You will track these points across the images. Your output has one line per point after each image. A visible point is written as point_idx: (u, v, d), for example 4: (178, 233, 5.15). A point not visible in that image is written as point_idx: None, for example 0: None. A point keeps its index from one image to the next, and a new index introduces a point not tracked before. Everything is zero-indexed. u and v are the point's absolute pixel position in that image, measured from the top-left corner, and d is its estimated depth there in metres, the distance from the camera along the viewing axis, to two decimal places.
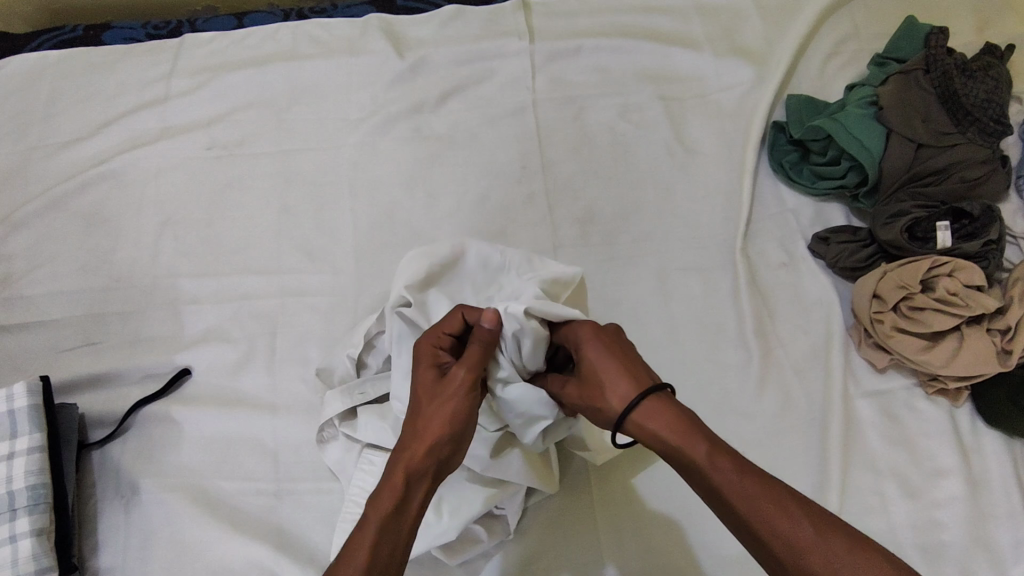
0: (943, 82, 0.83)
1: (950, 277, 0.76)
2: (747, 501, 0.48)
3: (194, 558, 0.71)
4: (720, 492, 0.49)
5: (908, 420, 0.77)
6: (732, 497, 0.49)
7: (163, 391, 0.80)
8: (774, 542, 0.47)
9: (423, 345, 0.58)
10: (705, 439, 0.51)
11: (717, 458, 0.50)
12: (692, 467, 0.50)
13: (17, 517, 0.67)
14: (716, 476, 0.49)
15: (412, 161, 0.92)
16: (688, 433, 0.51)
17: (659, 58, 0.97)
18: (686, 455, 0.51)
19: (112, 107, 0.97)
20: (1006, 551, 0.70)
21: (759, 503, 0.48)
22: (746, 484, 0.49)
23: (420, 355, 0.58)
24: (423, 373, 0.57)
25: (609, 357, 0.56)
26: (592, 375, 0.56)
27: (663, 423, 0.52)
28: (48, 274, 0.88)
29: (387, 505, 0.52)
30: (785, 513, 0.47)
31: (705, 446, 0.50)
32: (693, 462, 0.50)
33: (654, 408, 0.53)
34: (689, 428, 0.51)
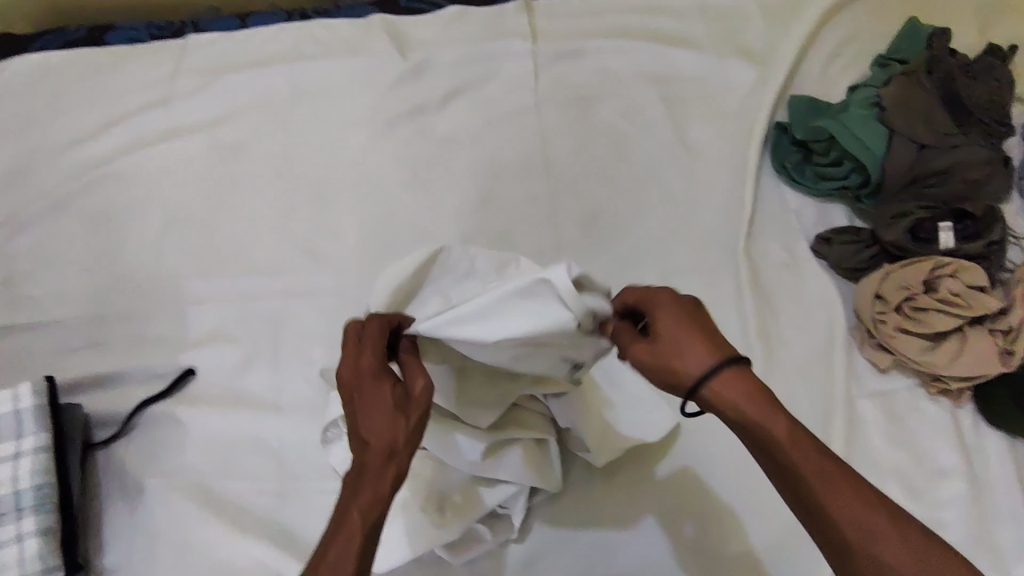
0: (945, 84, 0.84)
1: (952, 278, 0.76)
2: (823, 481, 0.49)
3: (198, 558, 0.72)
4: (795, 466, 0.50)
5: (910, 420, 0.77)
6: (807, 473, 0.50)
7: (168, 391, 0.80)
8: (846, 522, 0.48)
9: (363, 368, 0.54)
10: (786, 420, 0.52)
11: (799, 438, 0.51)
12: (771, 439, 0.51)
13: (24, 516, 0.68)
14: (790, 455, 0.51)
15: (415, 161, 0.92)
16: (771, 413, 0.52)
17: (662, 59, 0.98)
18: (768, 430, 0.51)
19: (116, 107, 0.97)
20: (1008, 551, 0.70)
21: (837, 484, 0.49)
22: (826, 466, 0.50)
23: (362, 377, 0.54)
24: (373, 390, 0.52)
25: (691, 326, 0.54)
26: (671, 340, 0.54)
27: (739, 395, 0.52)
28: (53, 274, 0.88)
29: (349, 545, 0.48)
30: (862, 495, 0.49)
31: (786, 426, 0.51)
32: (773, 437, 0.51)
33: (730, 383, 0.53)
34: (769, 406, 0.52)
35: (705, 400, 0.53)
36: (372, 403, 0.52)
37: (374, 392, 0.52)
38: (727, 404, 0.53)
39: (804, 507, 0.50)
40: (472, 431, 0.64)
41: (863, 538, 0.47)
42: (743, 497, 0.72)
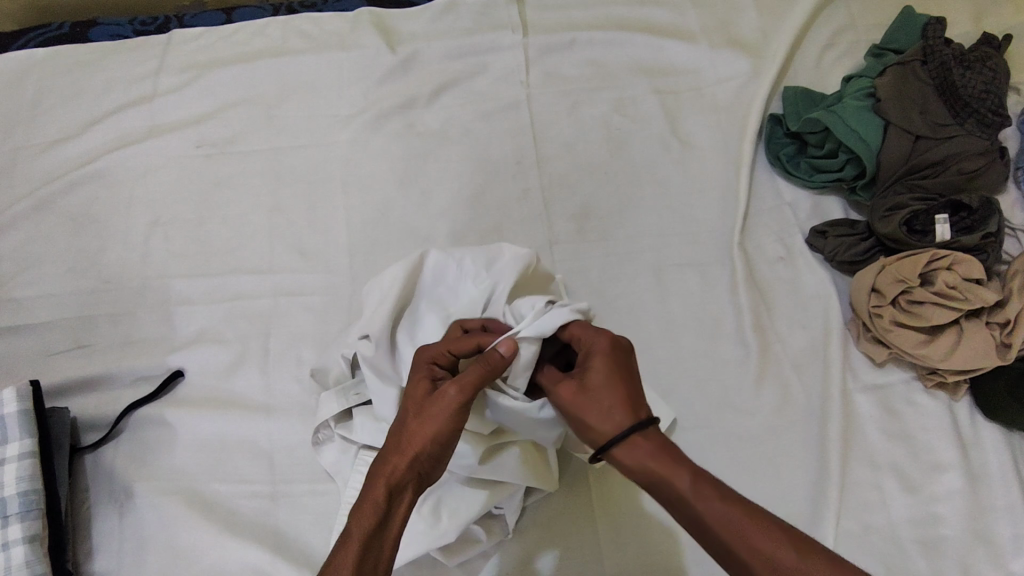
0: (940, 73, 0.82)
1: (949, 270, 0.75)
2: (733, 531, 0.48)
3: (189, 562, 0.71)
4: (704, 522, 0.48)
5: (907, 414, 0.76)
6: (714, 525, 0.48)
7: (156, 394, 0.79)
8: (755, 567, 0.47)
9: (420, 357, 0.57)
10: (689, 467, 0.50)
11: (700, 485, 0.49)
12: (679, 498, 0.49)
13: (9, 523, 0.67)
14: (705, 501, 0.49)
15: (405, 157, 0.90)
16: (670, 463, 0.50)
17: (655, 51, 0.96)
18: (673, 487, 0.50)
19: (99, 105, 0.95)
20: (1005, 545, 0.70)
21: (740, 539, 0.47)
22: (728, 511, 0.48)
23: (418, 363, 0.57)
24: (416, 385, 0.55)
25: (611, 383, 0.53)
26: (599, 386, 0.53)
27: (644, 453, 0.51)
28: (37, 276, 0.86)
29: (365, 524, 0.51)
30: (765, 533, 0.47)
31: (689, 476, 0.49)
32: (678, 495, 0.49)
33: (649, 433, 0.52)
34: (673, 459, 0.50)
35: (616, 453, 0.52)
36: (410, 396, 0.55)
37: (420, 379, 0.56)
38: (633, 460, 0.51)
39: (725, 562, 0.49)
40: (472, 435, 0.61)
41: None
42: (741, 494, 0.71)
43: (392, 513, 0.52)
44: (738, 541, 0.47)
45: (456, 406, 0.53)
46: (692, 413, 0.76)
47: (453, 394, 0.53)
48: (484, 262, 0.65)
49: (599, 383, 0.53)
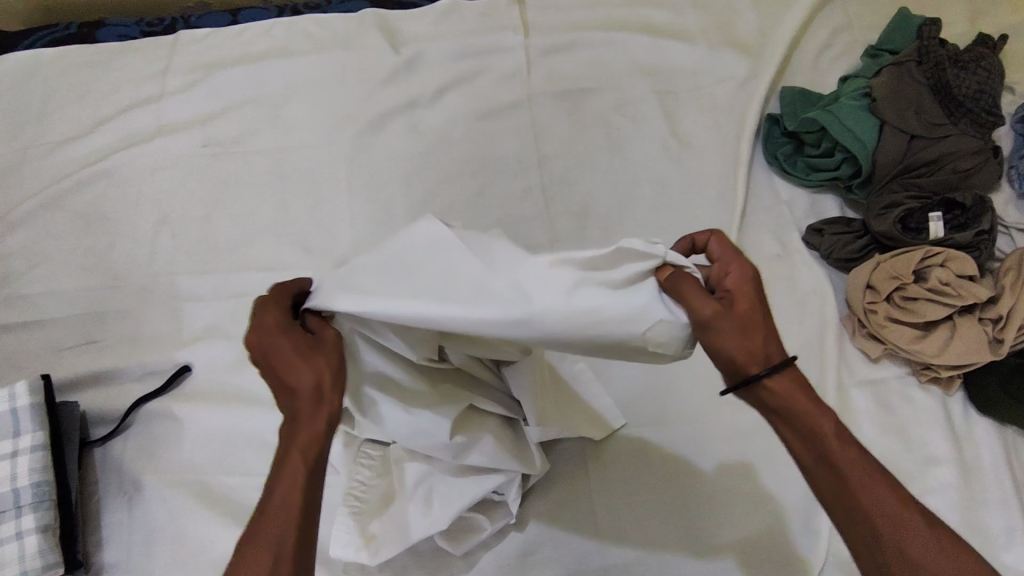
0: (935, 73, 0.84)
1: (942, 267, 0.77)
2: (865, 477, 0.49)
3: (197, 552, 0.72)
4: (840, 463, 0.49)
5: (901, 408, 0.78)
6: (847, 466, 0.49)
7: (164, 388, 0.81)
8: (872, 514, 0.48)
9: (254, 338, 0.52)
10: (832, 418, 0.50)
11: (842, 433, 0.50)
12: (818, 435, 0.50)
13: (22, 514, 0.68)
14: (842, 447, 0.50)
15: (409, 157, 0.92)
16: (816, 410, 0.50)
17: (655, 51, 0.98)
18: (814, 424, 0.50)
19: (107, 105, 0.97)
20: (997, 537, 0.71)
21: (874, 486, 0.48)
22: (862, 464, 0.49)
23: (264, 341, 0.53)
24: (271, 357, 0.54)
25: (756, 319, 0.51)
26: (745, 322, 0.50)
27: (794, 393, 0.50)
28: (46, 273, 0.88)
29: (301, 451, 0.50)
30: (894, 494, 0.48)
31: (833, 425, 0.50)
32: (818, 432, 0.50)
33: (787, 376, 0.51)
34: (816, 401, 0.51)
35: (756, 388, 0.51)
36: (289, 369, 0.51)
37: (283, 346, 0.52)
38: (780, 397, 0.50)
39: (841, 505, 0.49)
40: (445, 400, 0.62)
41: (895, 539, 0.47)
42: (739, 487, 0.73)
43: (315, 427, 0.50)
44: (865, 489, 0.49)
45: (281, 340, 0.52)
46: (692, 406, 0.77)
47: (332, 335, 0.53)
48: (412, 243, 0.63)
49: (745, 314, 0.51)
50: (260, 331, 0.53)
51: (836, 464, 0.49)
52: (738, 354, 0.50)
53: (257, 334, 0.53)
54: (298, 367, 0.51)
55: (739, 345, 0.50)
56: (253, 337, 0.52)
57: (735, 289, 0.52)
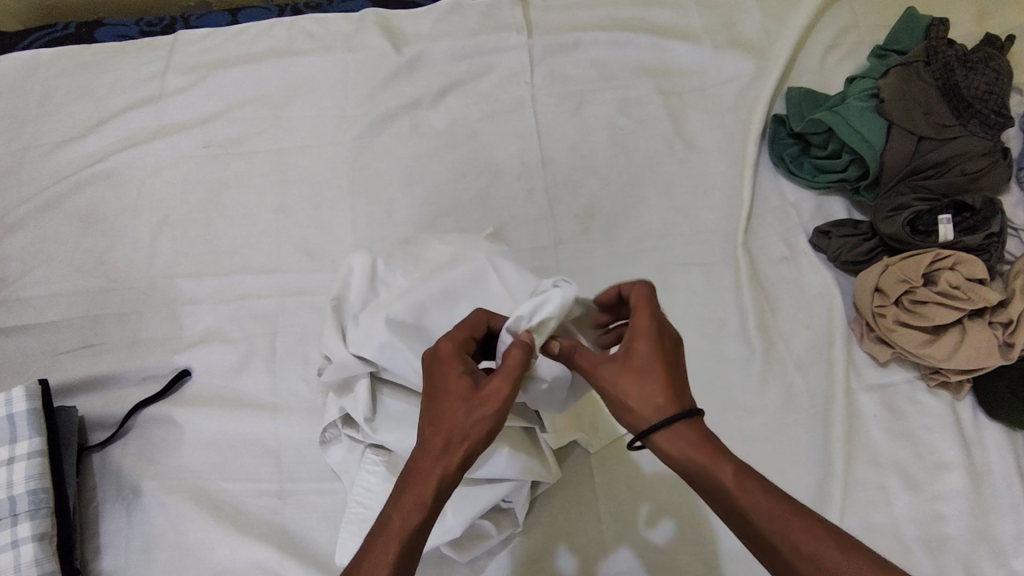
0: (944, 74, 0.82)
1: (952, 270, 0.76)
2: (773, 520, 0.49)
3: (196, 559, 0.71)
4: (747, 511, 0.50)
5: (910, 412, 0.77)
6: (755, 514, 0.49)
7: (163, 392, 0.80)
8: (794, 563, 0.48)
9: (449, 351, 0.55)
10: (731, 464, 0.51)
11: (744, 480, 0.50)
12: (721, 486, 0.51)
13: (19, 521, 0.67)
14: (752, 495, 0.50)
15: (411, 158, 0.91)
16: (713, 458, 0.51)
17: (659, 51, 0.97)
18: (715, 475, 0.51)
19: (105, 106, 0.96)
20: (1007, 543, 0.70)
21: (778, 526, 0.49)
22: (772, 505, 0.49)
23: (440, 359, 0.55)
24: (449, 380, 0.53)
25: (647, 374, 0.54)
26: (639, 368, 0.54)
27: (687, 445, 0.52)
28: (44, 276, 0.87)
29: (414, 517, 0.50)
30: (807, 529, 0.48)
31: (730, 473, 0.51)
32: (718, 484, 0.51)
33: (680, 428, 0.53)
34: (713, 449, 0.52)
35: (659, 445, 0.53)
36: (444, 396, 0.53)
37: (451, 374, 0.54)
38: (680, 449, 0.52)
39: (761, 552, 0.50)
40: None
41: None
42: None
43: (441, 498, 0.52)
44: (778, 536, 0.49)
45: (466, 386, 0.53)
46: None
47: (502, 388, 0.53)
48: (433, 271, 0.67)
49: (645, 360, 0.54)
50: (448, 347, 0.55)
51: (745, 510, 0.50)
52: (630, 406, 0.54)
53: (433, 349, 0.56)
54: (453, 398, 0.53)
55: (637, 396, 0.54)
56: (444, 351, 0.55)
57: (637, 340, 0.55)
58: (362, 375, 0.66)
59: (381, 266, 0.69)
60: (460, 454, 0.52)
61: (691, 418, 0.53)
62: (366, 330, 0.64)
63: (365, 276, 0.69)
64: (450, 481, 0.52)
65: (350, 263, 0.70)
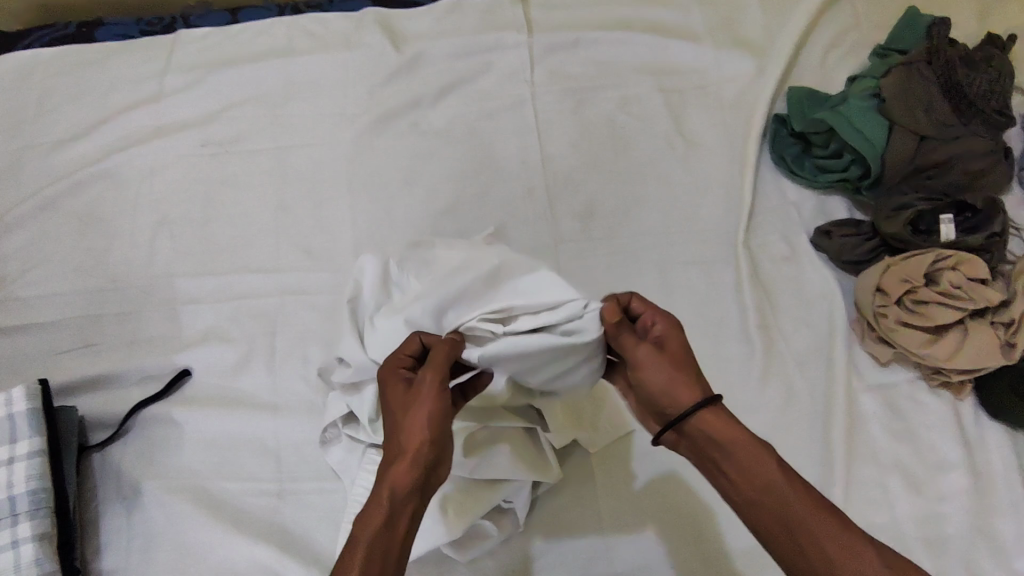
0: (946, 73, 0.82)
1: (954, 271, 0.76)
2: (805, 502, 0.51)
3: (196, 559, 0.71)
4: (782, 489, 0.52)
5: (911, 412, 0.77)
6: (788, 493, 0.51)
7: (163, 392, 0.80)
8: (822, 544, 0.49)
9: (387, 364, 0.58)
10: (771, 451, 0.54)
11: (782, 464, 0.53)
12: (760, 464, 0.53)
13: (19, 521, 0.67)
14: (787, 479, 0.52)
15: (411, 157, 0.91)
16: (757, 446, 0.54)
17: (660, 50, 0.96)
18: (755, 454, 0.53)
19: (105, 105, 0.96)
20: (1009, 543, 0.70)
21: (811, 505, 0.51)
22: (802, 487, 0.52)
23: (382, 374, 0.58)
24: (393, 398, 0.56)
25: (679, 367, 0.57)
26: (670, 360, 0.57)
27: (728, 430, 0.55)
28: (43, 275, 0.87)
29: (372, 525, 0.51)
30: (834, 517, 0.50)
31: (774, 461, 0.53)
32: (758, 462, 0.53)
33: (719, 413, 0.55)
34: (755, 437, 0.54)
35: (690, 425, 0.56)
36: (392, 404, 0.56)
37: (392, 382, 0.56)
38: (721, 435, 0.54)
39: (786, 532, 0.51)
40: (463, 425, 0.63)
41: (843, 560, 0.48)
42: None
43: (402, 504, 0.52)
44: (808, 515, 0.50)
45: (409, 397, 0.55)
46: None
47: (432, 378, 0.54)
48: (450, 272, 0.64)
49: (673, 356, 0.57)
50: (387, 362, 0.58)
51: (783, 496, 0.51)
52: (669, 391, 0.56)
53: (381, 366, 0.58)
54: (396, 405, 0.55)
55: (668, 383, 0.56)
56: (385, 365, 0.58)
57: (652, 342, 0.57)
58: (370, 379, 0.66)
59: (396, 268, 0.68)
60: (412, 451, 0.53)
61: (722, 410, 0.56)
62: (385, 333, 0.63)
63: (377, 277, 0.67)
64: (405, 481, 0.53)
65: (363, 264, 0.69)
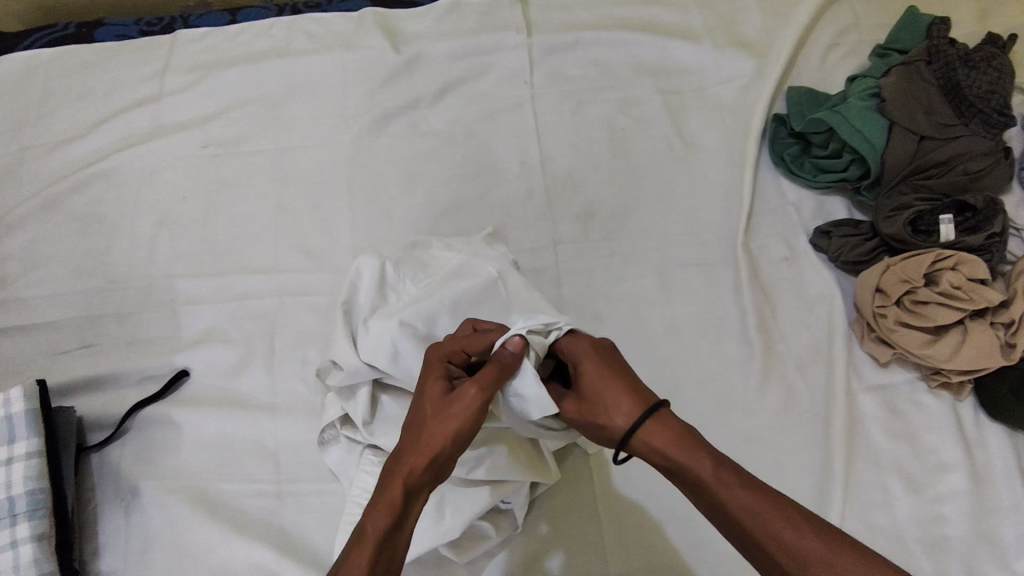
0: (945, 73, 0.82)
1: (953, 270, 0.75)
2: (751, 513, 0.49)
3: (194, 560, 0.71)
4: (725, 503, 0.50)
5: (911, 414, 0.77)
6: (734, 509, 0.50)
7: (162, 393, 0.80)
8: (779, 556, 0.48)
9: (433, 357, 0.57)
10: (710, 455, 0.52)
11: (721, 471, 0.51)
12: (698, 479, 0.51)
13: (18, 522, 0.67)
14: (729, 488, 0.50)
15: (410, 158, 0.91)
16: (692, 448, 0.52)
17: (659, 51, 0.96)
18: (693, 471, 0.52)
19: (104, 106, 0.96)
20: (1009, 545, 0.70)
21: (756, 514, 0.49)
22: (747, 496, 0.50)
23: (426, 366, 0.57)
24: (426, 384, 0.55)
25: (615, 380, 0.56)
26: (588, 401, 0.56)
27: (668, 438, 0.53)
28: (43, 276, 0.87)
29: (384, 521, 0.51)
30: (785, 520, 0.49)
31: (710, 468, 0.51)
32: (701, 478, 0.51)
33: (658, 424, 0.54)
34: (693, 445, 0.52)
35: (639, 440, 0.54)
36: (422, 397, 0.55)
37: (431, 379, 0.56)
38: (658, 443, 0.53)
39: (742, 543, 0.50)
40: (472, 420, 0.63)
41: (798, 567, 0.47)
42: None
43: (412, 505, 0.52)
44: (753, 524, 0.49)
45: (441, 393, 0.55)
46: (698, 413, 0.76)
47: (474, 392, 0.53)
48: (445, 279, 0.67)
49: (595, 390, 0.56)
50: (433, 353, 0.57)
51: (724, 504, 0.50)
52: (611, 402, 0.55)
53: (429, 354, 0.58)
54: (428, 402, 0.54)
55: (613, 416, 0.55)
56: (431, 356, 0.57)
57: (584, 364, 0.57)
58: (363, 383, 0.65)
59: (392, 275, 0.68)
60: (431, 452, 0.52)
61: (669, 416, 0.54)
62: (378, 337, 0.63)
63: (374, 280, 0.68)
64: (419, 486, 0.52)
65: (359, 265, 0.68)
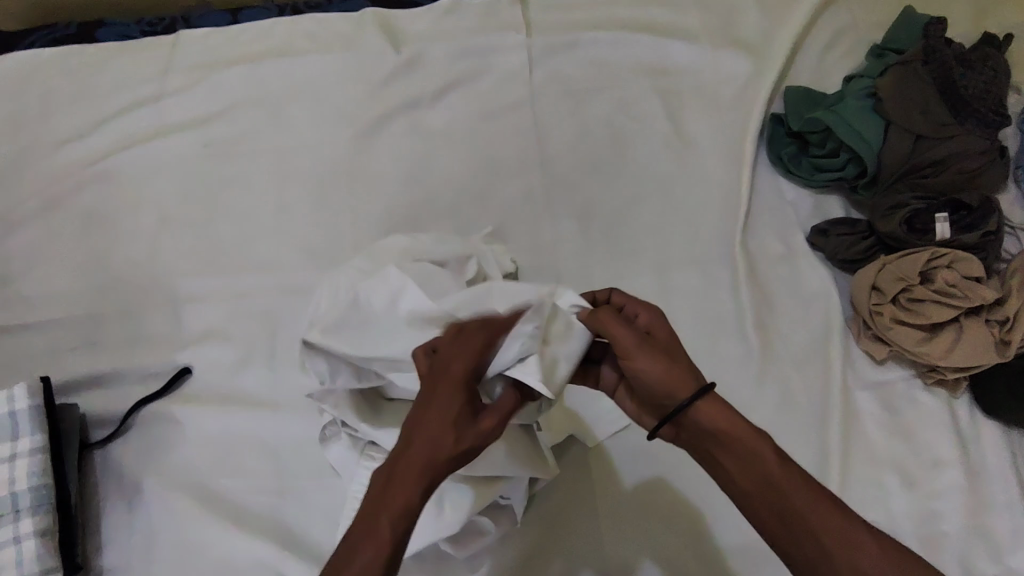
0: (941, 73, 0.83)
1: (948, 268, 0.76)
2: (808, 501, 0.52)
3: (196, 556, 0.72)
4: (784, 489, 0.52)
5: (908, 411, 0.77)
6: (791, 494, 0.52)
7: (164, 390, 0.80)
8: (827, 543, 0.51)
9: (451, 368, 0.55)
10: (770, 445, 0.54)
11: (782, 457, 0.54)
12: (758, 462, 0.53)
13: (21, 518, 0.67)
14: (789, 476, 0.53)
15: (410, 157, 0.91)
16: (755, 436, 0.54)
17: (658, 51, 0.97)
18: (757, 452, 0.54)
19: (106, 105, 0.96)
20: (1004, 541, 0.70)
21: (810, 502, 0.52)
22: (801, 485, 0.52)
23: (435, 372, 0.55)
24: (450, 404, 0.53)
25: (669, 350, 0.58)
26: (665, 346, 0.58)
27: (728, 412, 0.56)
28: (45, 275, 0.87)
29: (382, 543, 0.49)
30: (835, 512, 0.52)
31: (773, 452, 0.54)
32: (762, 461, 0.53)
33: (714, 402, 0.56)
34: (756, 430, 0.55)
35: (693, 416, 0.56)
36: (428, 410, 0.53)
37: (439, 385, 0.54)
38: (714, 420, 0.55)
39: (789, 530, 0.52)
40: None
41: (842, 554, 0.50)
42: None
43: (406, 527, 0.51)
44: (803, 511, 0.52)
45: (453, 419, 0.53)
46: None
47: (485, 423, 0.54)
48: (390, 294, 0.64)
49: (665, 343, 0.59)
50: (445, 357, 0.56)
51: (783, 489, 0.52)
52: (680, 369, 0.57)
53: (442, 349, 0.56)
54: (444, 423, 0.53)
55: (666, 368, 0.56)
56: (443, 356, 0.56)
57: (652, 323, 0.60)
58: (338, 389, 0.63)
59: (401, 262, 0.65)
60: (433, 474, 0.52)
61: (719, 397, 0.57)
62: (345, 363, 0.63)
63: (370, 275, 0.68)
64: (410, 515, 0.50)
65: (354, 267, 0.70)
